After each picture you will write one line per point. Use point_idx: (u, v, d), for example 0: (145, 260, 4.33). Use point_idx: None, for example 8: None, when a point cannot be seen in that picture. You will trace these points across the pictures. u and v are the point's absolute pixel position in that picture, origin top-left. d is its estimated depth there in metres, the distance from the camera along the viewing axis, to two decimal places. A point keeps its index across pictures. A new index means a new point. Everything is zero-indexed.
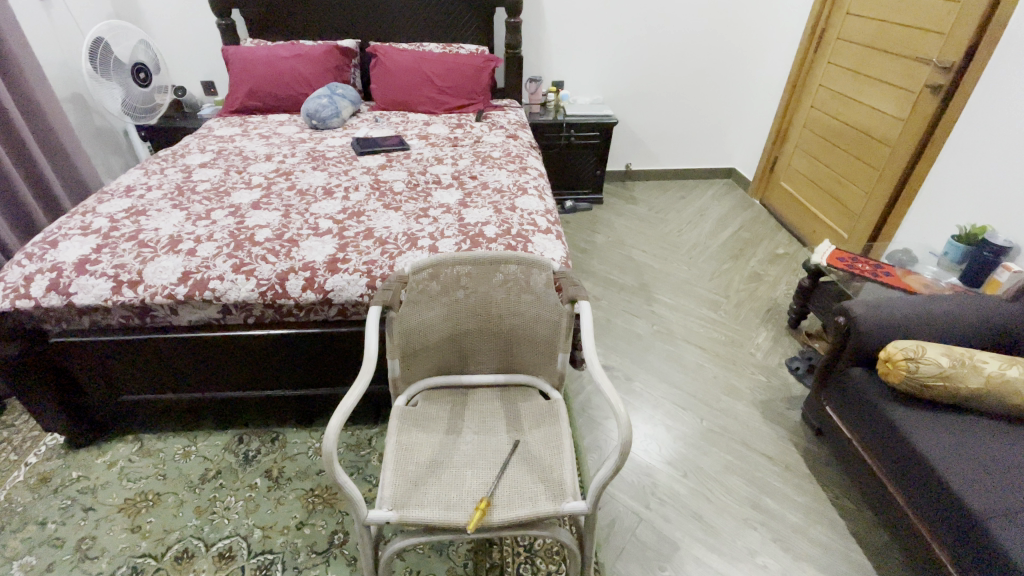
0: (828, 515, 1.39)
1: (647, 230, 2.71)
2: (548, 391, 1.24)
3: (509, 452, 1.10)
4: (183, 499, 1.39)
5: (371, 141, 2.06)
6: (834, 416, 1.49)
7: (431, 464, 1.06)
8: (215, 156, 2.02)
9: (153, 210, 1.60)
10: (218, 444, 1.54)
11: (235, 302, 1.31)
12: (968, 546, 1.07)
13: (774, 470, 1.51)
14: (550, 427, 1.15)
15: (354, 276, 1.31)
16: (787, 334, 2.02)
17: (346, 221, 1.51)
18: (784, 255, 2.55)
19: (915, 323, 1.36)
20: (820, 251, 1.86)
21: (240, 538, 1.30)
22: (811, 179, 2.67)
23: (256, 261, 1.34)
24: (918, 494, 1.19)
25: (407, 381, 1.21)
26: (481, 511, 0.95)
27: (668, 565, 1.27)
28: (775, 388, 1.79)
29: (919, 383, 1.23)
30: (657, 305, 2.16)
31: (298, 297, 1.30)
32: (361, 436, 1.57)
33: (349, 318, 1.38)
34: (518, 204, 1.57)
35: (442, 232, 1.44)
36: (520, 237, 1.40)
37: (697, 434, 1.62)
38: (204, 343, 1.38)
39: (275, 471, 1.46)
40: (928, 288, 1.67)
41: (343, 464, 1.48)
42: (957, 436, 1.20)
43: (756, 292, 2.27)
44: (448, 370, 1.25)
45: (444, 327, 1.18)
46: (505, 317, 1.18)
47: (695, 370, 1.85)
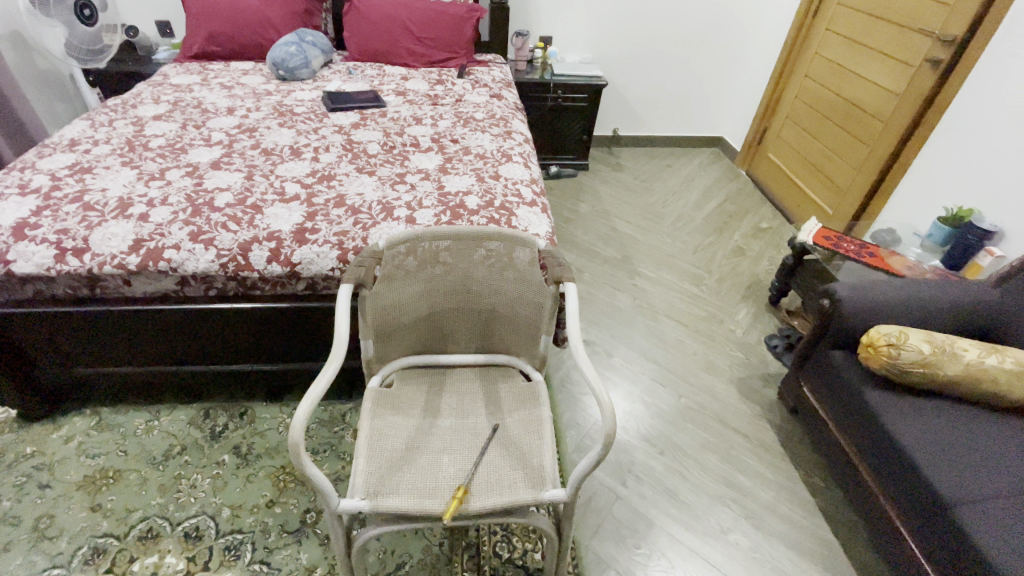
0: (799, 492, 1.41)
1: (632, 199, 2.64)
2: (529, 372, 1.20)
3: (488, 437, 1.06)
4: (147, 477, 1.33)
5: (344, 97, 1.91)
6: (811, 396, 1.50)
7: (407, 449, 1.02)
8: (170, 107, 1.85)
9: (100, 167, 1.46)
10: (182, 419, 1.48)
11: (194, 273, 1.22)
12: (932, 526, 1.10)
13: (749, 448, 1.52)
14: (531, 410, 1.11)
15: (324, 248, 1.22)
16: (767, 311, 2.02)
17: (316, 185, 1.40)
18: (767, 229, 2.53)
19: (899, 308, 1.35)
20: (807, 229, 1.83)
21: (208, 517, 1.26)
22: (799, 152, 2.62)
23: (217, 229, 1.24)
24: (888, 476, 1.22)
25: (381, 361, 1.15)
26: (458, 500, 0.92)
27: (643, 542, 1.29)
28: (752, 365, 1.79)
29: (899, 369, 1.24)
30: (640, 279, 2.12)
31: (262, 270, 1.21)
32: (335, 411, 1.52)
33: (319, 292, 1.30)
34: (501, 172, 1.49)
35: (420, 201, 1.34)
36: (503, 210, 1.32)
37: (674, 411, 1.62)
38: (163, 316, 1.29)
39: (243, 447, 1.41)
40: (911, 270, 1.67)
41: (315, 441, 1.43)
42: (931, 421, 1.22)
43: (740, 267, 2.25)
44: (425, 349, 1.19)
45: (422, 306, 1.12)
46: (486, 296, 1.12)
47: (675, 346, 1.84)
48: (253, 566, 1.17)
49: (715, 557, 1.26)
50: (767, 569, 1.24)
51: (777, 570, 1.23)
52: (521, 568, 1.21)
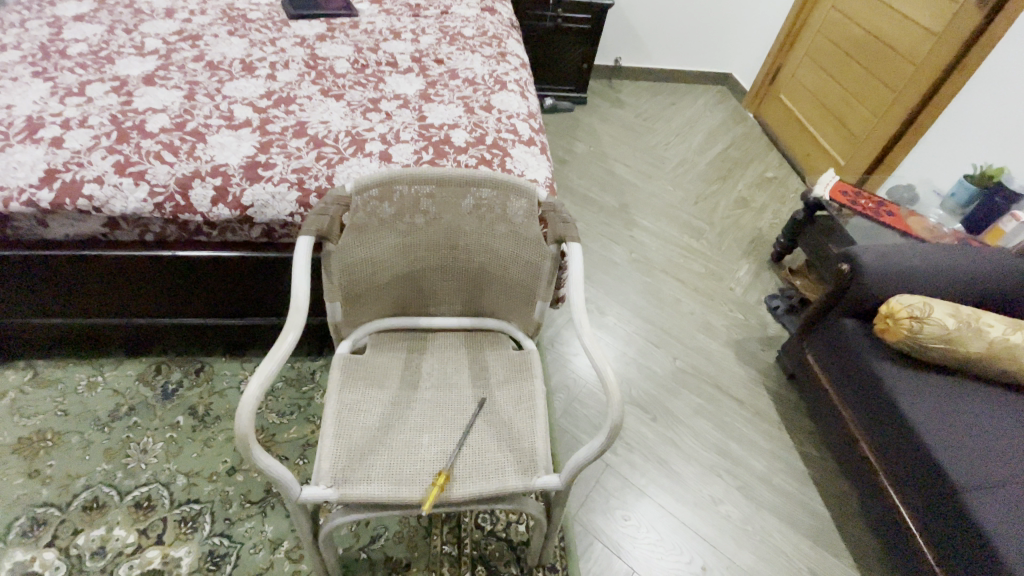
0: (793, 462, 1.36)
1: (632, 140, 2.43)
2: (521, 339, 1.06)
3: (474, 413, 0.94)
4: (91, 440, 1.20)
5: (308, 2, 1.61)
6: (814, 365, 1.42)
7: (381, 427, 0.90)
8: (95, 6, 1.53)
9: (4, 77, 1.19)
10: (130, 375, 1.32)
11: (123, 214, 1.02)
12: (936, 511, 1.05)
13: (743, 416, 1.45)
14: (522, 383, 0.99)
15: (281, 187, 1.02)
16: (768, 269, 1.90)
17: (272, 109, 1.17)
18: (773, 179, 2.37)
19: (923, 276, 1.24)
20: (824, 181, 1.69)
21: (160, 485, 1.14)
22: (814, 95, 2.41)
23: (148, 160, 1.03)
24: (893, 455, 1.15)
25: (351, 325, 1.00)
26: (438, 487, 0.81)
27: (632, 513, 1.23)
28: (751, 327, 1.70)
29: (918, 343, 1.15)
30: (637, 230, 1.96)
31: (206, 212, 1.02)
32: (303, 369, 1.38)
33: (277, 240, 1.12)
34: (494, 102, 1.27)
35: (396, 134, 1.13)
36: (496, 148, 1.13)
37: (668, 374, 1.53)
38: (94, 262, 1.10)
39: (200, 408, 1.27)
40: (930, 233, 1.55)
41: (282, 402, 1.30)
42: (944, 400, 1.14)
43: (742, 220, 2.10)
44: (403, 311, 1.04)
45: (398, 263, 0.95)
46: (474, 253, 0.96)
47: (672, 305, 1.72)
48: (212, 539, 1.07)
49: (705, 530, 1.22)
50: (757, 542, 1.20)
51: (767, 544, 1.20)
52: (505, 541, 1.14)
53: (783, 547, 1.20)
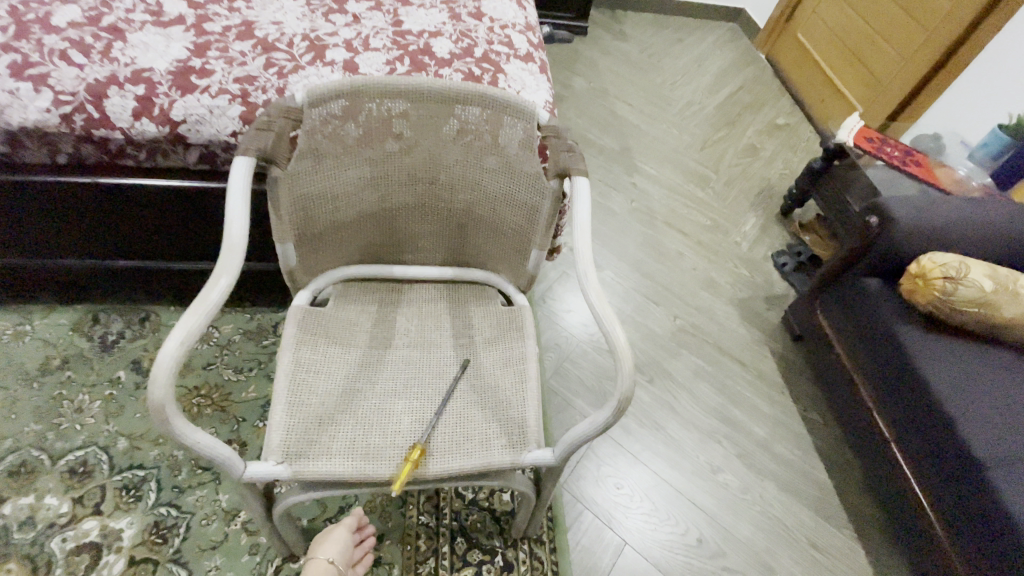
0: (795, 429, 1.28)
1: (635, 78, 2.21)
2: (511, 294, 0.92)
3: (455, 378, 0.81)
4: (17, 397, 1.05)
5: None
6: (827, 327, 1.31)
7: (344, 392, 0.76)
8: None
9: None
10: (63, 324, 1.16)
11: (24, 128, 0.82)
12: (953, 484, 0.97)
13: (746, 379, 1.36)
14: (511, 343, 0.85)
15: (219, 100, 0.83)
16: (776, 223, 1.77)
17: (212, 4, 0.96)
18: (784, 126, 2.19)
19: (957, 232, 1.12)
20: (848, 125, 1.53)
21: (99, 449, 1.01)
22: (834, 33, 2.21)
23: (51, 60, 0.83)
24: (908, 425, 1.07)
25: (310, 271, 0.84)
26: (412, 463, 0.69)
27: (625, 482, 1.14)
28: (756, 285, 1.58)
29: (948, 307, 1.04)
30: (639, 176, 1.80)
31: (127, 128, 0.84)
32: (264, 321, 1.23)
33: (221, 169, 0.94)
34: (485, 9, 1.06)
35: (366, 40, 0.93)
36: (487, 62, 0.94)
37: (668, 334, 1.41)
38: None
39: (145, 363, 1.12)
40: (957, 186, 1.42)
41: (240, 357, 1.16)
42: (972, 370, 1.04)
43: (750, 169, 1.94)
44: (374, 257, 0.88)
45: (366, 200, 0.79)
46: (459, 190, 0.80)
47: (674, 259, 1.59)
48: (158, 509, 0.95)
49: (702, 499, 1.14)
50: (757, 513, 1.13)
51: (767, 515, 1.13)
52: (487, 512, 1.05)
53: (783, 517, 1.13)
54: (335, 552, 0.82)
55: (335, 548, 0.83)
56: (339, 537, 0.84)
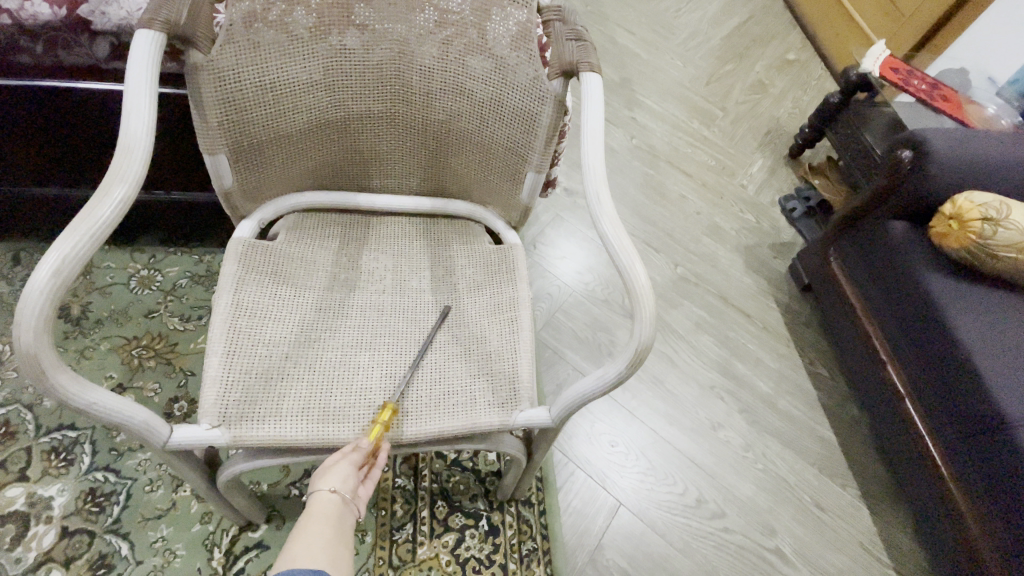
0: (800, 384, 1.21)
1: (637, 2, 1.99)
2: (499, 232, 0.78)
3: (434, 327, 0.68)
4: None
5: None
6: (840, 276, 1.21)
7: (299, 342, 0.63)
8: None
9: None
10: None
11: None
12: (972, 442, 0.90)
13: (750, 331, 1.27)
14: (499, 287, 0.72)
15: None
16: (785, 166, 1.63)
17: None
18: (794, 62, 2.02)
19: (996, 171, 1.01)
20: (873, 53, 1.38)
21: (22, 407, 0.87)
22: None
23: None
24: (926, 380, 0.99)
25: (256, 197, 0.69)
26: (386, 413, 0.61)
27: (619, 440, 1.05)
28: (762, 232, 1.46)
29: (984, 253, 0.94)
30: (640, 111, 1.63)
31: (13, 9, 0.68)
32: (216, 264, 1.07)
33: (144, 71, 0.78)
34: None
35: None
36: None
37: (668, 283, 1.30)
38: None
39: (75, 309, 0.97)
40: (987, 123, 1.30)
41: (188, 305, 1.01)
42: (1006, 322, 0.95)
43: (759, 107, 1.79)
44: (336, 183, 0.73)
45: (319, 105, 0.63)
46: (436, 97, 0.65)
47: (675, 202, 1.46)
48: (93, 475, 0.83)
49: (701, 457, 1.06)
50: (758, 471, 1.06)
51: (769, 473, 1.06)
52: (471, 473, 0.96)
53: (786, 476, 1.07)
54: (339, 479, 0.54)
55: (339, 474, 0.54)
56: (343, 461, 0.55)
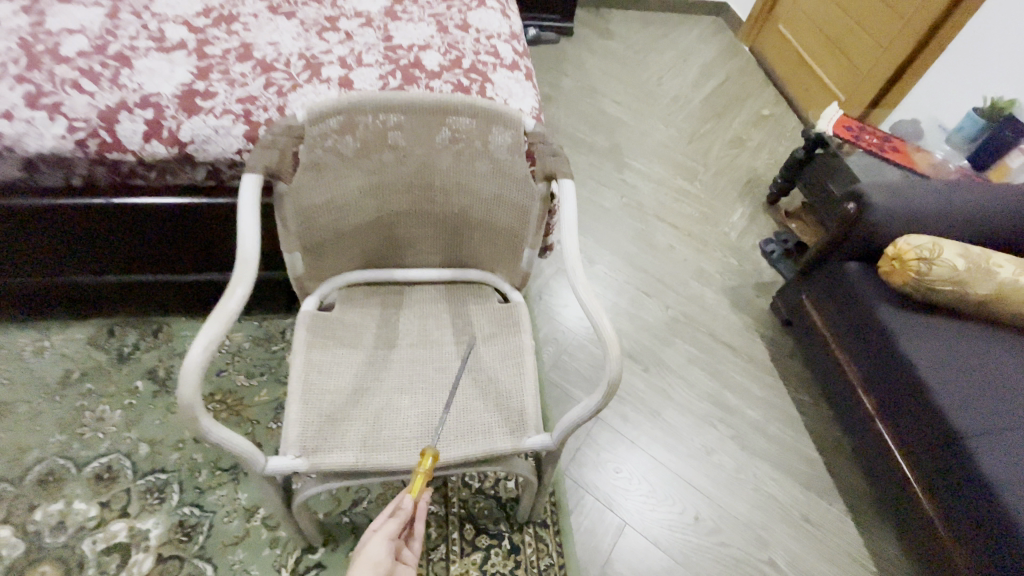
0: (786, 410, 1.34)
1: (622, 75, 2.26)
2: (506, 291, 0.97)
3: (459, 373, 0.86)
4: (41, 409, 1.10)
5: None
6: (812, 310, 1.37)
7: (355, 389, 0.81)
8: None
9: None
10: (80, 338, 1.20)
11: (42, 154, 0.87)
12: (933, 455, 1.04)
13: (738, 364, 1.41)
14: (508, 338, 0.90)
15: (224, 120, 0.88)
16: (764, 212, 1.82)
17: (210, 28, 1.01)
18: (769, 117, 2.24)
19: (931, 215, 1.18)
20: (827, 115, 1.58)
21: (122, 455, 1.06)
22: (814, 22, 2.24)
23: (64, 89, 0.88)
24: (891, 401, 1.13)
25: (316, 277, 0.89)
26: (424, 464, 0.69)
27: (623, 466, 1.19)
28: (745, 273, 1.63)
29: (925, 287, 1.09)
30: (629, 172, 1.85)
31: (138, 151, 0.88)
32: (272, 328, 1.28)
33: (228, 185, 0.98)
34: (471, 21, 1.12)
35: (359, 57, 0.99)
36: (475, 73, 1.00)
37: (661, 324, 1.46)
38: (15, 214, 0.95)
39: (161, 372, 1.17)
40: (935, 170, 1.47)
41: (251, 363, 1.21)
42: (952, 346, 1.09)
43: (737, 160, 1.99)
44: (376, 262, 0.93)
45: (367, 208, 0.83)
46: (452, 194, 0.85)
47: (665, 251, 1.64)
48: (181, 509, 1.00)
49: (698, 479, 1.19)
50: (750, 490, 1.18)
51: (760, 492, 1.18)
52: (493, 499, 1.10)
53: (776, 494, 1.18)
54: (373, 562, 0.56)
55: (374, 556, 0.57)
56: (375, 545, 0.58)
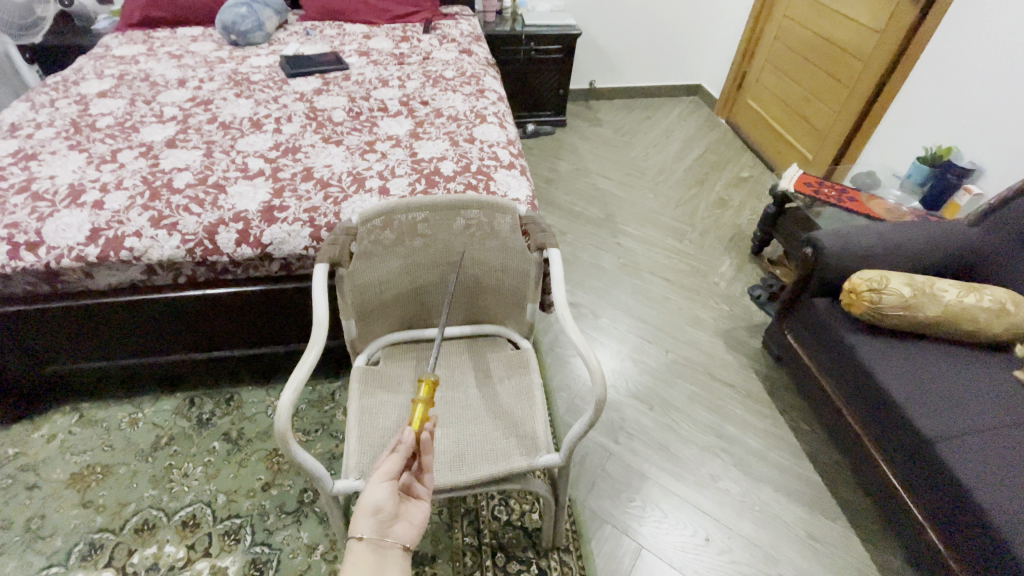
0: (785, 437, 1.46)
1: (613, 155, 2.58)
2: (517, 340, 1.18)
3: (481, 409, 1.05)
4: (137, 469, 1.31)
5: (302, 60, 1.80)
6: (795, 344, 1.52)
7: (399, 425, 1.01)
8: (116, 82, 1.70)
9: (46, 152, 1.34)
10: (167, 409, 1.44)
11: (160, 261, 1.14)
12: (912, 463, 1.14)
13: (736, 399, 1.55)
14: (521, 378, 1.10)
15: (295, 226, 1.17)
16: (749, 262, 2.02)
17: (281, 158, 1.33)
18: (748, 178, 2.51)
19: (880, 253, 1.36)
20: (789, 175, 1.82)
21: (203, 504, 1.25)
22: (777, 96, 2.57)
23: (178, 213, 1.17)
24: (871, 418, 1.24)
25: (365, 339, 1.13)
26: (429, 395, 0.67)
27: (636, 495, 1.32)
28: (737, 317, 1.81)
29: (880, 313, 1.25)
30: (623, 237, 2.10)
31: (232, 253, 1.16)
32: (323, 391, 1.50)
33: (294, 273, 1.25)
34: (476, 134, 1.44)
35: (392, 170, 1.30)
36: (481, 174, 1.29)
37: (662, 367, 1.63)
38: (134, 308, 1.22)
39: (233, 433, 1.39)
40: (890, 213, 1.67)
41: (307, 422, 1.42)
42: (915, 365, 1.23)
43: (722, 218, 2.23)
44: (411, 325, 1.17)
45: (403, 282, 1.08)
46: (469, 268, 1.09)
47: (661, 303, 1.84)
48: (254, 548, 1.18)
49: (707, 505, 1.30)
50: (756, 512, 1.29)
51: (766, 513, 1.29)
52: (520, 530, 1.24)
53: (781, 514, 1.29)
54: (373, 507, 0.57)
55: (374, 502, 0.58)
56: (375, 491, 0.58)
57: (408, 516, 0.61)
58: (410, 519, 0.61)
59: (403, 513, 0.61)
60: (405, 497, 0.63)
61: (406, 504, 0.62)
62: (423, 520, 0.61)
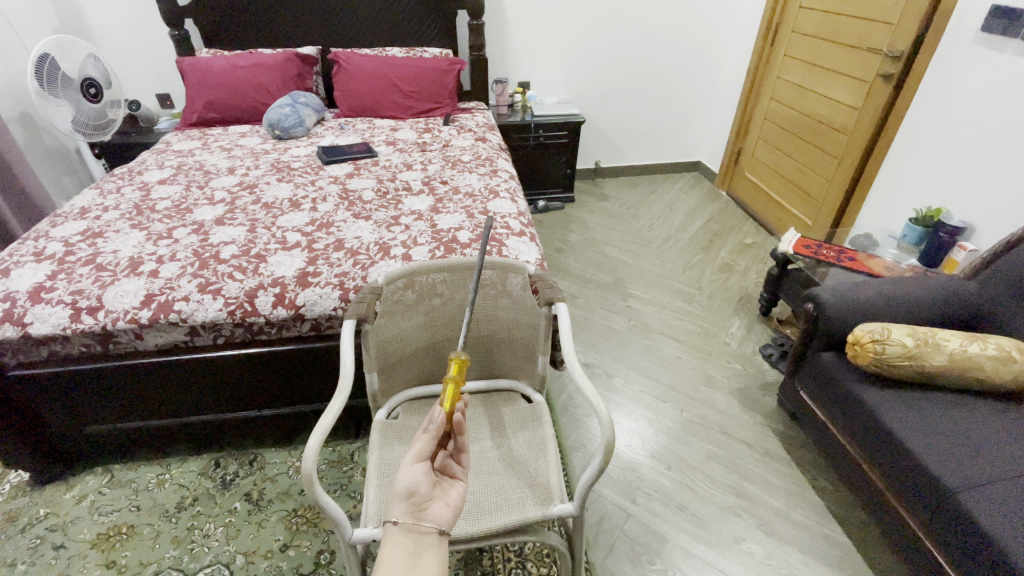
0: (808, 498, 1.42)
1: (620, 226, 2.74)
2: (530, 394, 1.23)
3: (495, 460, 1.08)
4: (161, 530, 1.33)
5: (336, 150, 2.03)
6: (808, 399, 1.52)
7: None
8: (174, 171, 1.93)
9: (111, 231, 1.51)
10: (193, 470, 1.48)
11: (202, 322, 1.26)
12: (938, 517, 1.10)
13: (755, 458, 1.54)
14: (534, 429, 1.14)
15: (327, 289, 1.28)
16: (759, 322, 2.07)
17: (316, 233, 1.48)
18: (752, 244, 2.61)
19: (880, 306, 1.41)
20: (787, 238, 1.91)
21: (222, 565, 1.26)
22: (773, 168, 2.74)
23: (224, 279, 1.30)
24: (891, 471, 1.22)
25: (386, 394, 1.19)
26: (454, 378, 0.71)
27: (657, 558, 1.28)
28: (750, 376, 1.82)
29: (886, 364, 1.27)
30: (633, 301, 2.18)
31: (268, 314, 1.26)
32: (343, 452, 1.54)
33: (322, 333, 1.35)
34: (490, 208, 1.59)
35: (415, 240, 1.43)
36: (494, 241, 1.41)
37: (677, 426, 1.63)
38: (175, 369, 1.32)
39: (254, 493, 1.42)
40: (889, 271, 1.73)
41: (326, 481, 1.45)
42: (929, 415, 1.22)
43: (729, 282, 2.31)
44: (429, 380, 1.23)
45: (422, 338, 1.16)
46: (483, 324, 1.17)
47: (673, 362, 1.87)
48: None
49: (731, 568, 1.26)
50: None
51: None
52: None
53: None
54: (411, 486, 0.63)
55: (410, 479, 0.64)
56: (410, 469, 0.65)
57: (444, 497, 0.66)
58: (446, 500, 0.66)
59: (440, 495, 0.66)
60: (441, 479, 0.69)
61: (443, 487, 0.67)
62: (458, 501, 0.66)
